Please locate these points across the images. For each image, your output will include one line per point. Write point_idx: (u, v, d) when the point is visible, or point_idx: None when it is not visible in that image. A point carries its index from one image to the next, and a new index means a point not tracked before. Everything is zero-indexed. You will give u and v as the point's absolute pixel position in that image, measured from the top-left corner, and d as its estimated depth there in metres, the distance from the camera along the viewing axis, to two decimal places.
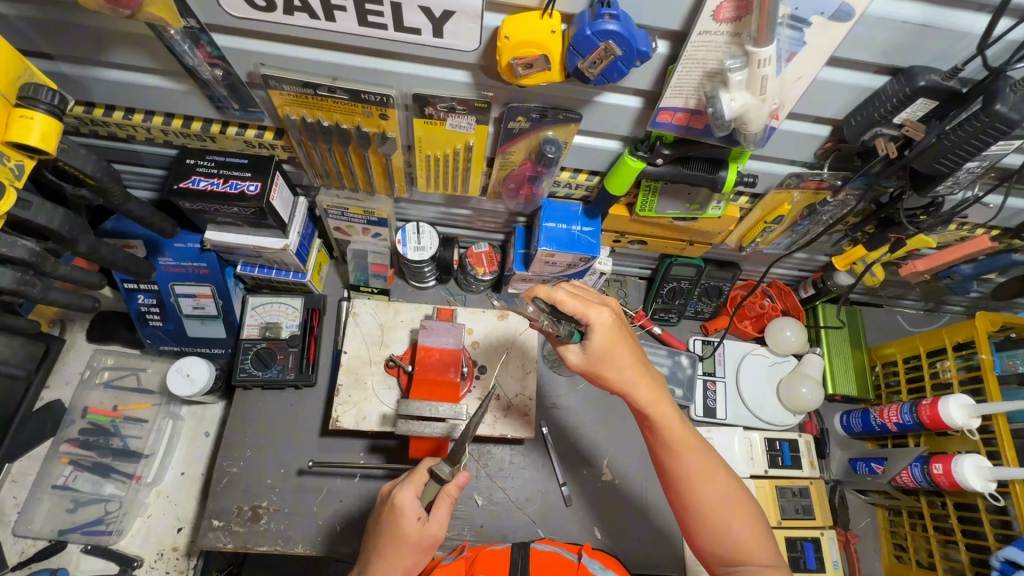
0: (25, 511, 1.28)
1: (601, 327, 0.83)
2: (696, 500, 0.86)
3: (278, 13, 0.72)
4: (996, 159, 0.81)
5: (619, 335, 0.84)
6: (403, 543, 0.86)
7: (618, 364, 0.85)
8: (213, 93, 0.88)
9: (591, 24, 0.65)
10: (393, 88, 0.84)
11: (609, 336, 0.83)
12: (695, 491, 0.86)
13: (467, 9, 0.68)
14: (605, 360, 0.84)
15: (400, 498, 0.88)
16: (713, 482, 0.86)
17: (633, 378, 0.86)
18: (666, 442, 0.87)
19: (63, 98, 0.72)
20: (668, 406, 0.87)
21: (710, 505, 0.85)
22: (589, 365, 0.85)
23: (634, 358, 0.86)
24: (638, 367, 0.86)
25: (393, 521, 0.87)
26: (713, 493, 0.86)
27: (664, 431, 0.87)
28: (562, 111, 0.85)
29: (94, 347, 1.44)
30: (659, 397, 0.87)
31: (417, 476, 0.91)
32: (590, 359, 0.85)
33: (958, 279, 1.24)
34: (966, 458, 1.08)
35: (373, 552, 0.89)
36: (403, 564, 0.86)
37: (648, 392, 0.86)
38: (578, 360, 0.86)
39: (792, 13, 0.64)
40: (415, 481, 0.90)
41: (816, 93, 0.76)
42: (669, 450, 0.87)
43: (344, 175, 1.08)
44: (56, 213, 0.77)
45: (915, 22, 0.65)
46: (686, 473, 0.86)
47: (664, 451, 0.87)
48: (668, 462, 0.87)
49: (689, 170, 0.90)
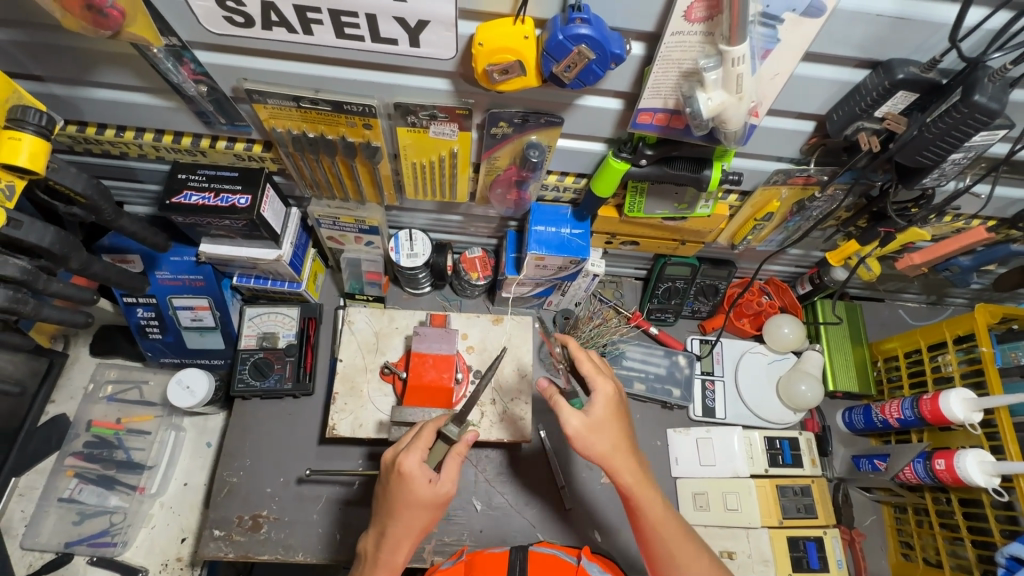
0: (31, 524, 1.30)
1: (604, 398, 0.89)
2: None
3: (258, 28, 0.73)
4: (982, 149, 0.80)
5: (615, 411, 0.89)
6: (418, 506, 0.86)
7: (602, 445, 0.87)
8: (199, 109, 0.90)
9: (563, 28, 0.65)
10: (374, 99, 0.85)
11: (609, 408, 0.88)
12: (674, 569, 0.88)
13: (442, 18, 0.68)
14: (598, 431, 0.87)
15: (407, 466, 0.85)
16: (693, 561, 0.88)
17: (621, 457, 0.88)
18: (655, 523, 0.88)
19: (50, 119, 0.74)
20: (656, 494, 0.89)
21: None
22: (583, 434, 0.87)
23: (622, 439, 0.89)
24: (627, 448, 0.89)
25: (405, 489, 0.86)
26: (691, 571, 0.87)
27: (648, 512, 0.88)
28: (544, 115, 0.85)
29: (97, 361, 1.46)
30: (644, 481, 0.89)
31: (421, 441, 0.88)
32: (588, 428, 0.87)
33: (958, 271, 1.21)
34: (968, 453, 1.07)
35: (388, 516, 0.88)
36: (419, 523, 0.87)
37: (634, 472, 0.88)
38: (574, 426, 0.87)
39: (763, 11, 0.64)
40: (420, 446, 0.87)
41: (795, 89, 0.76)
42: (652, 527, 0.88)
43: (334, 185, 1.09)
44: (46, 232, 0.79)
45: (890, 15, 0.64)
46: (680, 531, 0.89)
47: (652, 532, 0.88)
48: (652, 540, 0.89)
49: (674, 170, 0.90)
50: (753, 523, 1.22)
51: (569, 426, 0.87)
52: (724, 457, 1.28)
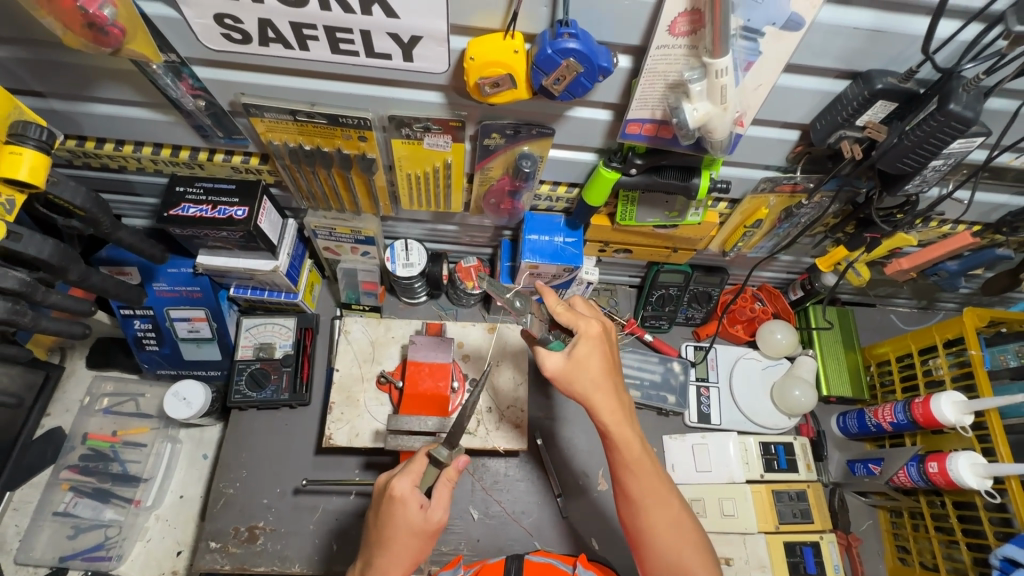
0: (26, 538, 1.30)
1: (587, 338, 0.86)
2: (645, 520, 0.86)
3: (255, 44, 0.75)
4: (961, 156, 0.82)
5: (598, 348, 0.86)
6: (410, 533, 0.86)
7: (580, 383, 0.85)
8: (197, 123, 0.92)
9: (551, 42, 0.67)
10: (369, 111, 0.87)
11: (590, 348, 0.85)
12: (647, 513, 0.85)
13: (434, 33, 0.70)
14: (579, 370, 0.85)
15: (399, 490, 0.86)
16: (663, 508, 0.86)
17: (600, 394, 0.85)
18: (629, 464, 0.86)
19: (51, 134, 0.75)
20: (634, 434, 0.86)
21: (657, 526, 0.85)
22: (562, 373, 0.85)
23: (604, 376, 0.86)
24: (608, 385, 0.86)
25: (395, 515, 0.86)
26: (659, 517, 0.85)
27: (624, 453, 0.85)
28: (535, 126, 0.87)
29: (93, 373, 1.46)
30: (623, 423, 0.86)
31: (414, 466, 0.89)
32: (566, 366, 0.85)
33: (945, 275, 1.23)
34: (959, 456, 1.08)
35: (377, 545, 0.88)
36: (411, 552, 0.87)
37: (611, 412, 0.85)
38: (553, 367, 0.86)
39: (744, 25, 0.66)
40: (412, 471, 0.88)
41: (779, 100, 0.78)
42: (627, 469, 0.86)
43: (330, 196, 1.11)
44: (46, 244, 0.80)
45: (866, 28, 0.67)
46: (656, 478, 0.86)
47: (627, 475, 0.86)
48: (626, 481, 0.86)
49: (663, 179, 0.92)
50: (750, 529, 1.22)
51: (550, 363, 0.86)
52: (719, 463, 1.28)
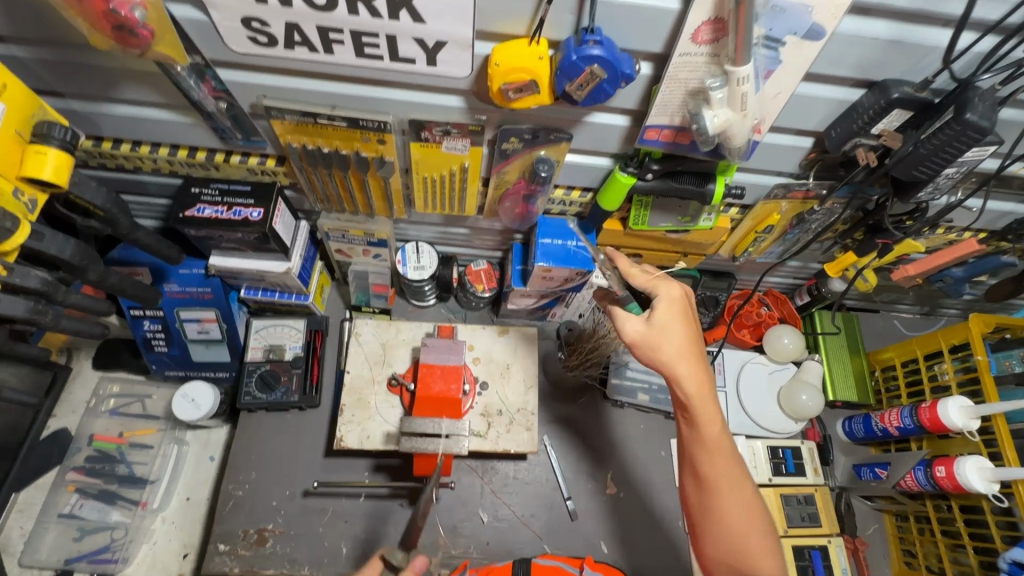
0: (30, 541, 1.28)
1: (670, 302, 0.85)
2: (716, 502, 0.80)
3: (280, 48, 0.76)
4: (974, 164, 0.83)
5: (678, 315, 0.84)
6: None
7: (665, 349, 0.83)
8: (217, 125, 0.92)
9: (576, 49, 0.68)
10: (389, 115, 0.88)
11: (671, 316, 0.84)
12: (716, 495, 0.80)
13: (459, 39, 0.71)
14: (661, 335, 0.83)
15: None
16: (735, 492, 0.80)
17: (682, 363, 0.82)
18: (705, 442, 0.81)
19: (75, 134, 0.75)
20: (714, 410, 0.81)
21: (727, 510, 0.79)
22: (643, 337, 0.84)
23: (686, 346, 0.83)
24: (690, 356, 0.83)
25: None
26: (730, 501, 0.79)
27: (705, 428, 0.81)
28: (554, 131, 0.88)
29: (100, 374, 1.46)
30: (708, 397, 0.82)
31: (365, 572, 0.87)
32: (646, 331, 0.84)
33: (951, 282, 1.25)
34: (967, 460, 1.09)
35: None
36: None
37: (695, 383, 0.82)
38: (633, 330, 0.85)
39: (766, 34, 0.67)
40: (364, 574, 0.86)
41: (795, 108, 0.79)
42: (700, 445, 0.82)
43: (344, 199, 1.11)
44: (67, 244, 0.80)
45: (885, 38, 0.68)
46: (734, 461, 0.81)
47: (700, 451, 0.82)
48: (699, 458, 0.82)
49: (679, 184, 0.93)
50: None
51: (627, 328, 0.85)
52: None
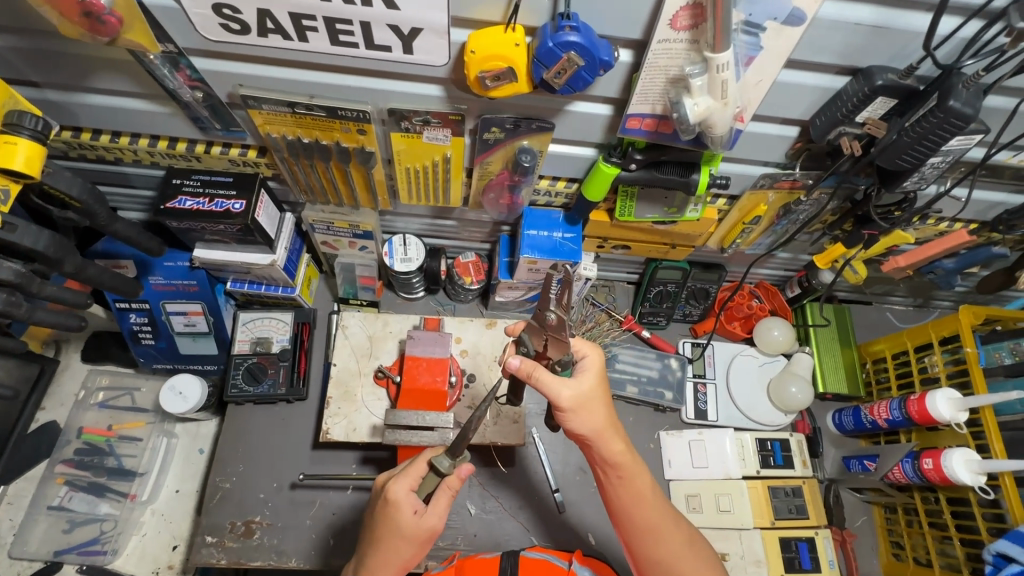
0: (21, 532, 1.29)
1: (592, 368, 0.85)
2: (659, 548, 0.86)
3: (254, 35, 0.74)
4: (960, 153, 0.82)
5: (600, 380, 0.85)
6: (404, 539, 0.85)
7: (592, 421, 0.83)
8: (195, 115, 0.91)
9: (552, 36, 0.66)
10: (368, 104, 0.86)
11: (598, 380, 0.84)
12: (657, 542, 0.86)
13: (434, 26, 0.70)
14: (589, 403, 0.83)
15: (395, 493, 0.86)
16: (674, 534, 0.86)
17: (607, 432, 0.84)
18: (641, 497, 0.86)
19: (47, 124, 0.75)
20: (642, 464, 0.87)
21: (674, 554, 0.86)
22: (575, 407, 0.82)
23: (608, 411, 0.85)
24: (615, 418, 0.86)
25: (389, 518, 0.85)
26: (675, 546, 0.86)
27: (636, 484, 0.86)
28: (536, 120, 0.87)
29: (89, 367, 1.45)
30: (630, 454, 0.86)
31: (413, 470, 0.88)
32: (577, 400, 0.82)
33: (942, 273, 1.24)
34: (954, 452, 1.08)
35: (371, 544, 0.88)
36: (401, 557, 0.86)
37: (621, 448, 0.85)
38: (567, 399, 0.81)
39: (746, 19, 0.66)
40: (411, 475, 0.87)
41: (779, 96, 0.78)
42: (636, 499, 0.86)
43: (328, 190, 1.10)
44: (42, 235, 0.79)
45: (866, 24, 0.67)
46: (665, 505, 0.88)
47: (636, 505, 0.86)
48: (637, 513, 0.86)
49: (663, 175, 0.91)
50: (746, 524, 1.23)
51: (562, 397, 0.81)
52: (715, 459, 1.29)
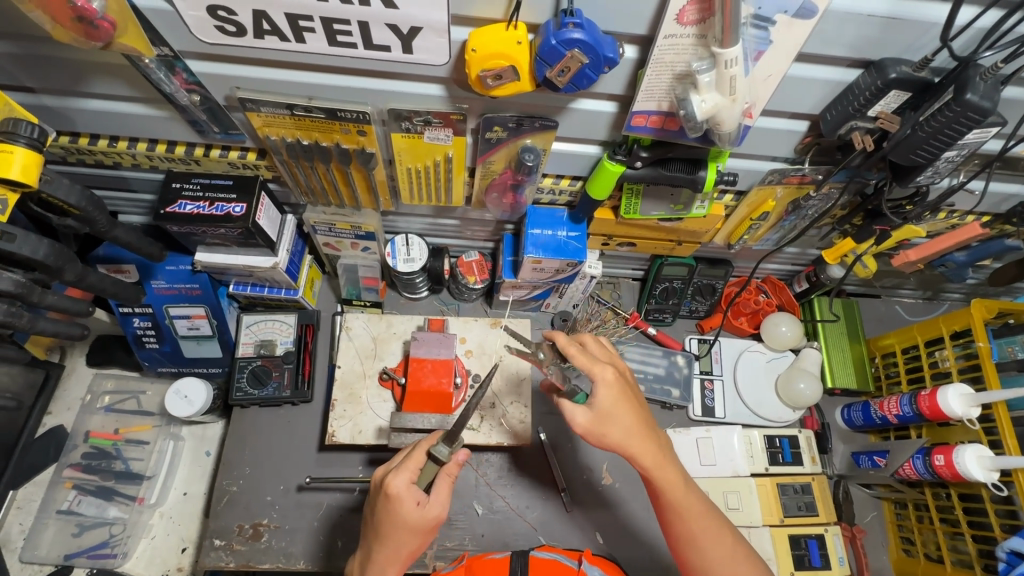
0: (31, 537, 1.30)
1: (607, 385, 0.82)
2: (702, 556, 0.86)
3: (250, 37, 0.73)
4: (976, 147, 0.80)
5: (621, 395, 0.82)
6: (408, 530, 0.84)
7: (615, 437, 0.82)
8: (193, 118, 0.90)
9: (555, 33, 0.65)
10: (368, 105, 0.85)
11: (613, 396, 0.82)
12: (697, 550, 0.86)
13: (434, 24, 0.68)
14: (607, 419, 0.82)
15: (396, 487, 0.83)
16: (717, 540, 0.85)
17: (635, 440, 0.83)
18: (675, 503, 0.85)
19: (42, 131, 0.73)
20: (671, 471, 0.86)
21: (719, 559, 0.85)
22: (592, 428, 0.83)
23: (635, 421, 0.83)
24: (641, 429, 0.84)
25: (392, 511, 0.83)
26: (720, 550, 0.85)
27: (668, 493, 0.85)
28: (538, 119, 0.85)
29: (94, 371, 1.46)
30: (660, 462, 0.85)
31: (411, 462, 0.86)
32: (596, 420, 0.82)
33: (953, 266, 1.22)
34: (966, 448, 1.07)
35: (375, 539, 0.86)
36: (406, 547, 0.85)
37: (649, 455, 0.84)
38: (583, 422, 0.82)
39: (755, 13, 0.64)
40: (410, 467, 0.85)
41: (788, 90, 0.76)
42: (674, 510, 0.86)
43: (329, 191, 1.09)
44: (41, 245, 0.78)
45: (880, 15, 0.65)
46: (701, 510, 0.86)
47: (673, 515, 0.86)
48: (675, 523, 0.86)
49: (669, 172, 0.90)
50: (755, 522, 1.22)
51: (577, 420, 0.82)
52: (723, 456, 1.28)
